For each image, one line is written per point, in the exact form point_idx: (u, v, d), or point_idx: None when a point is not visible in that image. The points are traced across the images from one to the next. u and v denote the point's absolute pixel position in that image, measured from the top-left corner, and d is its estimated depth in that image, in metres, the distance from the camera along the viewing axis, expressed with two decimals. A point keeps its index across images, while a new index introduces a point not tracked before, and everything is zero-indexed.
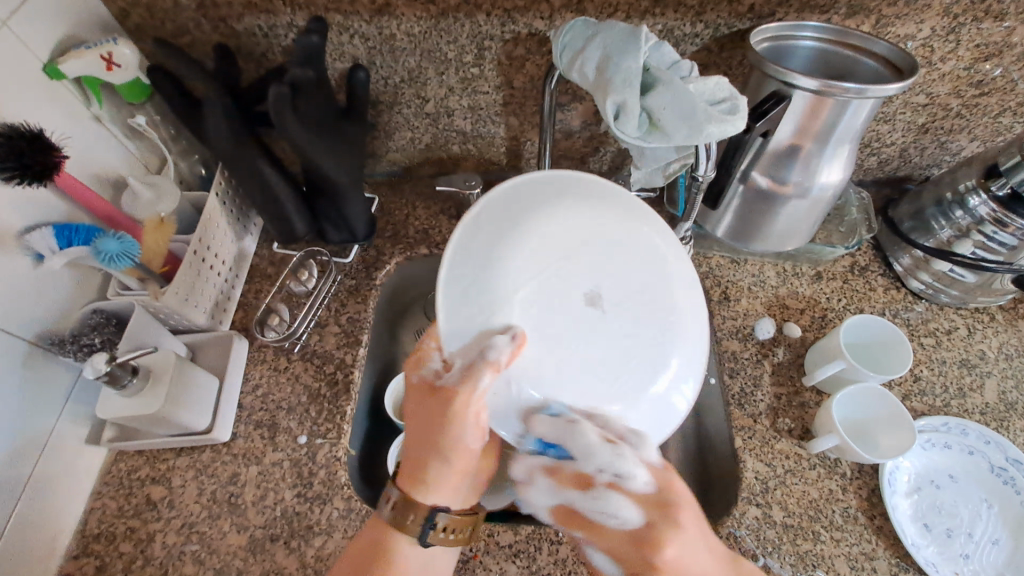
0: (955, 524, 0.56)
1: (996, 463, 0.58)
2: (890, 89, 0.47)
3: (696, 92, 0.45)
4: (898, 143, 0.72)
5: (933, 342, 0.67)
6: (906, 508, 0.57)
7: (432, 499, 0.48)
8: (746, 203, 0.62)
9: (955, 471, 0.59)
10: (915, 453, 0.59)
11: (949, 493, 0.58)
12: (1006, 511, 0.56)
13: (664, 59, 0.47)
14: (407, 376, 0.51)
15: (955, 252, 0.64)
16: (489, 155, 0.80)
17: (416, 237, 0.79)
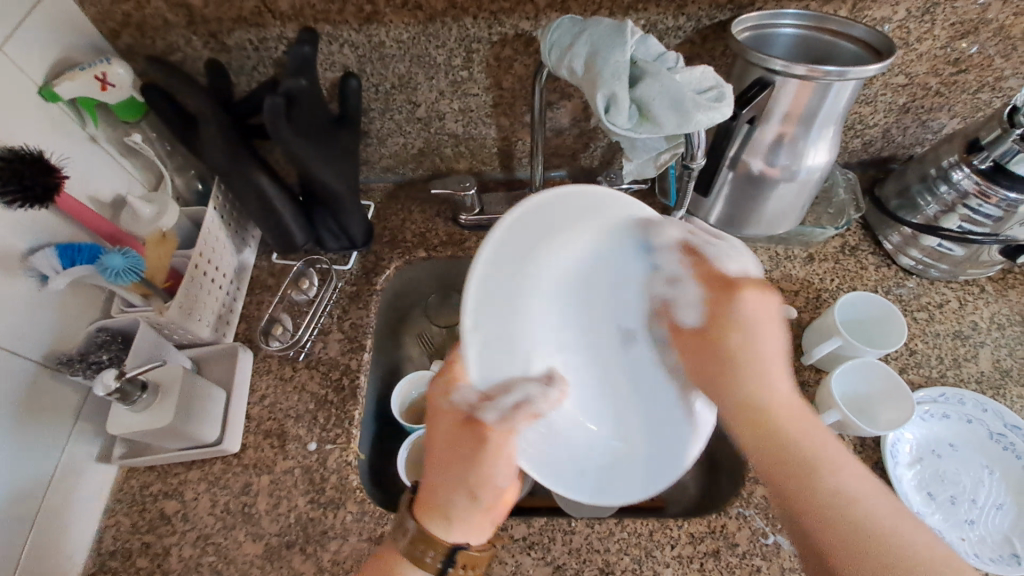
0: (958, 491, 0.58)
1: (994, 430, 0.60)
2: (869, 71, 0.49)
3: (687, 86, 0.46)
4: (880, 124, 0.74)
5: (926, 316, 0.68)
6: (910, 479, 0.58)
7: (452, 536, 0.47)
8: (735, 189, 0.64)
9: (956, 440, 0.60)
10: (914, 425, 0.61)
11: (949, 462, 0.59)
12: (1006, 476, 0.58)
13: (651, 51, 0.47)
14: (437, 398, 0.52)
15: (943, 227, 0.66)
16: (482, 156, 0.80)
17: (413, 241, 0.79)
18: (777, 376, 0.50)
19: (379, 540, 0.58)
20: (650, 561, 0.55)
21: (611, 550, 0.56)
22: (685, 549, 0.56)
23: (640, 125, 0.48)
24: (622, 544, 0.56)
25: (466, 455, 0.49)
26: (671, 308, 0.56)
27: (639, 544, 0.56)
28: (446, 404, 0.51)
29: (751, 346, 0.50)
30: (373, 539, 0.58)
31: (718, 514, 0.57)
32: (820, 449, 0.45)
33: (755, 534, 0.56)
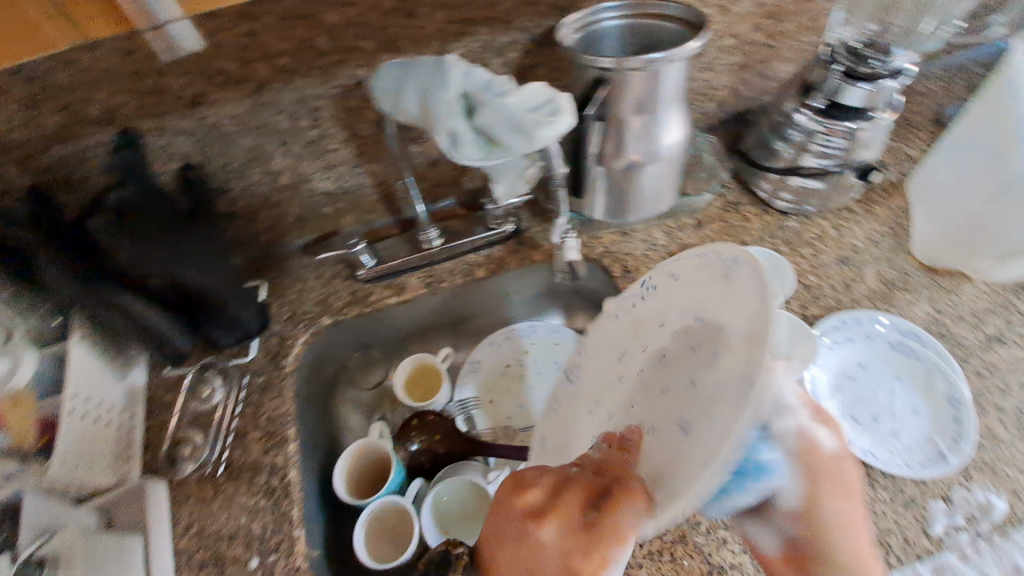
0: (878, 407, 0.62)
1: (894, 341, 0.64)
2: (690, 48, 0.51)
3: (521, 105, 0.45)
4: (725, 85, 0.78)
5: (812, 250, 0.72)
6: (833, 408, 0.62)
7: None
8: (610, 182, 0.64)
9: (864, 359, 0.64)
10: (825, 356, 0.65)
11: (864, 382, 0.63)
12: (915, 379, 0.62)
13: (478, 80, 0.46)
14: (513, 522, 0.41)
15: (802, 166, 0.71)
16: (364, 207, 0.78)
17: (315, 309, 0.75)
18: (849, 544, 0.40)
19: None
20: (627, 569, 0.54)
21: None
22: (655, 545, 0.55)
23: (492, 152, 0.47)
24: None
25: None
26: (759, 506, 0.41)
27: None
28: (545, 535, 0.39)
29: (844, 530, 0.40)
30: None
31: None
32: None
33: None
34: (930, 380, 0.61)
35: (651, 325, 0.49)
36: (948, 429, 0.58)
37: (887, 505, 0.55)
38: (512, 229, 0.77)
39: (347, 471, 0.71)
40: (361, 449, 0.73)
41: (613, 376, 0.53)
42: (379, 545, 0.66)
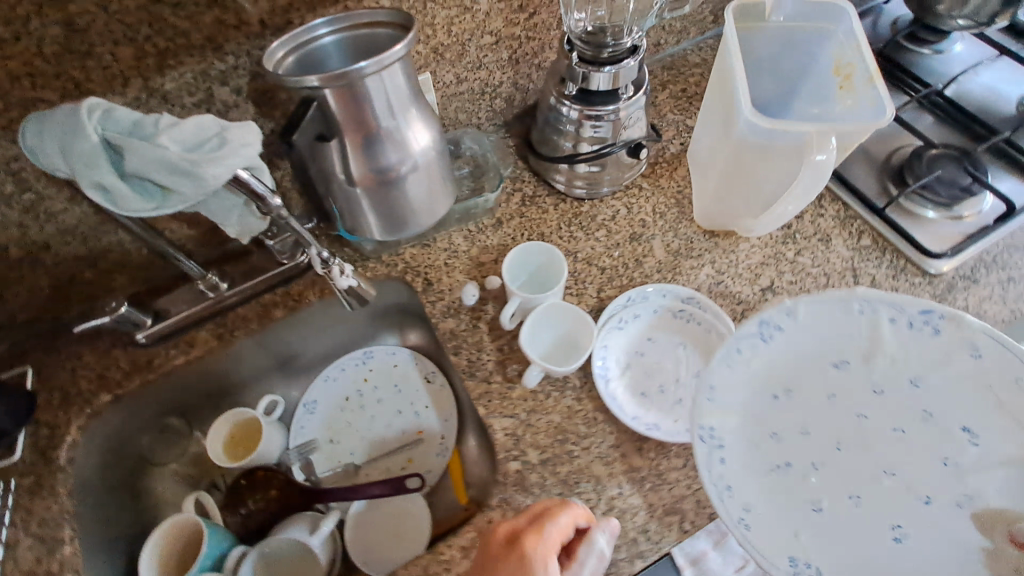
0: (665, 377, 0.64)
1: (676, 309, 0.67)
2: (394, 52, 0.50)
3: (181, 150, 0.40)
4: (505, 80, 0.76)
5: (606, 232, 0.73)
6: (623, 387, 0.63)
7: None
8: (374, 201, 0.60)
9: (653, 333, 0.67)
10: (616, 336, 0.66)
11: (652, 354, 0.65)
12: (696, 343, 0.66)
13: (124, 122, 0.39)
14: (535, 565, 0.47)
15: (580, 153, 0.71)
16: (135, 264, 0.70)
17: (91, 388, 0.67)
18: None
19: None
20: None
21: None
22: (459, 564, 0.55)
23: (168, 199, 0.42)
24: None
25: None
26: None
27: None
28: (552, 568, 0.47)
29: None
30: None
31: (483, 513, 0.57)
32: None
33: (518, 510, 0.57)
34: (709, 341, 0.65)
35: (897, 400, 0.51)
36: None
37: (684, 475, 0.58)
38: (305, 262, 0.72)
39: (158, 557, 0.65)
40: (174, 527, 0.67)
41: (813, 405, 0.52)
42: None
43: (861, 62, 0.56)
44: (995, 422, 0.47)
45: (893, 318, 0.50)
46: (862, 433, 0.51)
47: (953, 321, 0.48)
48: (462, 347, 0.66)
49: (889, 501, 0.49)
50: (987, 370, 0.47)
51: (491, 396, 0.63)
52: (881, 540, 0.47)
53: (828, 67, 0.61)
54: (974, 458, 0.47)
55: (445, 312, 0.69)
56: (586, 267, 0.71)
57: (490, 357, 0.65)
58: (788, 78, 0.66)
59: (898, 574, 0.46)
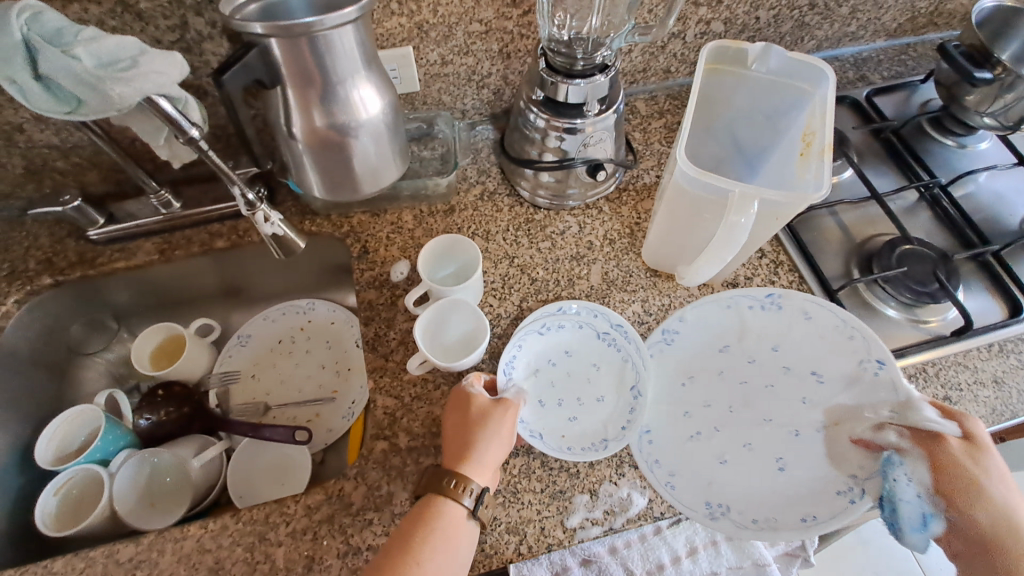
0: (567, 394, 0.62)
1: (602, 330, 0.65)
2: (347, 13, 0.51)
3: (96, 65, 0.42)
4: (494, 72, 0.77)
5: (549, 245, 0.72)
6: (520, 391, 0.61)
7: (478, 479, 0.53)
8: (316, 160, 0.62)
9: (571, 347, 0.64)
10: (532, 339, 0.64)
11: (563, 367, 0.63)
12: (610, 370, 0.63)
13: (47, 26, 0.42)
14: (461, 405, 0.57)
15: (542, 161, 0.71)
16: (105, 165, 0.74)
17: (37, 268, 0.71)
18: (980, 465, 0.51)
19: None
20: (263, 544, 0.54)
21: (223, 544, 0.54)
22: (300, 523, 0.55)
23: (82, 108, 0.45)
24: (235, 536, 0.54)
25: (480, 419, 0.55)
26: (946, 454, 0.52)
27: (253, 530, 0.55)
28: (476, 391, 0.57)
29: (951, 464, 0.51)
30: None
31: (337, 478, 0.57)
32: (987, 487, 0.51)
33: (370, 488, 0.56)
34: (623, 372, 0.62)
35: (768, 364, 0.63)
36: (620, 419, 0.59)
37: (536, 500, 0.56)
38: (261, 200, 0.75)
39: (56, 438, 0.70)
40: (76, 417, 0.71)
41: (713, 394, 0.62)
42: (62, 514, 0.66)
43: (821, 134, 0.57)
44: (834, 360, 0.61)
45: (751, 305, 0.65)
46: (747, 396, 0.62)
47: (787, 297, 0.64)
48: (373, 319, 0.67)
49: (772, 439, 0.59)
50: (817, 327, 0.62)
51: (384, 373, 0.64)
52: (769, 468, 0.57)
53: (796, 134, 0.63)
54: (824, 395, 0.60)
55: (368, 283, 0.70)
56: (518, 274, 0.70)
57: (396, 335, 0.66)
58: (756, 145, 0.69)
59: (781, 493, 0.56)
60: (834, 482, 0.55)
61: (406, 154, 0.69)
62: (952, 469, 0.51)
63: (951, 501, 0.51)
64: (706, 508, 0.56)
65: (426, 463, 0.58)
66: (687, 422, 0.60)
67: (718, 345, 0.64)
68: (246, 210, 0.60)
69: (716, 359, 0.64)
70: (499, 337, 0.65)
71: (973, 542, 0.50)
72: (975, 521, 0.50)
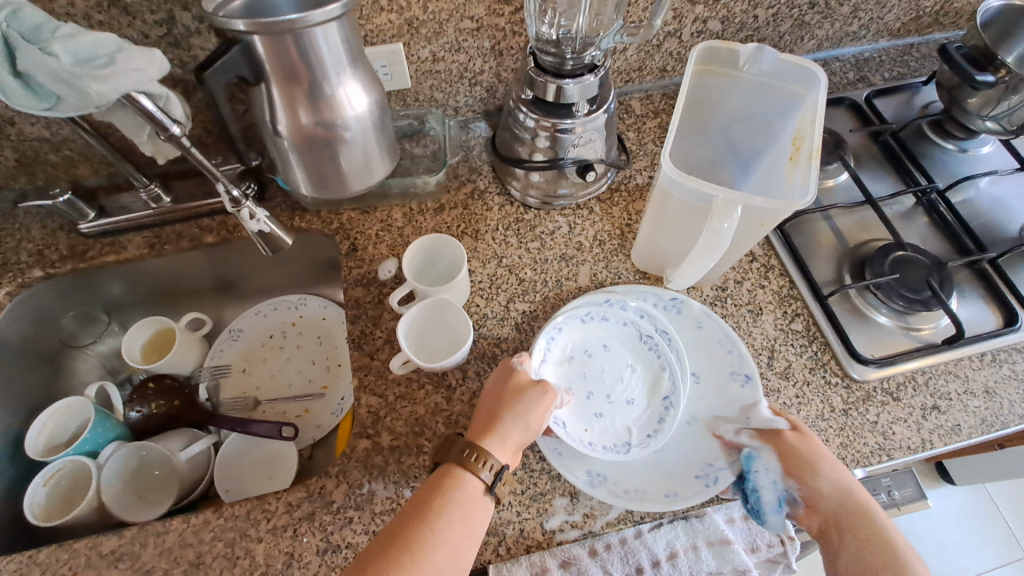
0: (597, 388, 0.61)
1: (645, 332, 0.63)
2: (330, 11, 0.51)
3: (74, 61, 0.42)
4: (486, 69, 0.76)
5: (539, 245, 0.72)
6: (552, 376, 0.61)
7: (500, 456, 0.52)
8: (303, 157, 0.62)
9: (609, 341, 0.64)
10: (575, 328, 0.64)
11: (598, 361, 0.63)
12: (647, 374, 0.62)
13: (26, 23, 0.42)
14: (500, 381, 0.57)
15: (532, 160, 0.70)
16: (97, 159, 0.74)
17: (28, 260, 0.72)
18: (820, 451, 0.55)
19: None
20: (244, 541, 0.54)
21: (204, 540, 0.54)
22: (280, 520, 0.55)
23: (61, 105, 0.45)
24: (216, 531, 0.55)
25: (514, 396, 0.55)
26: (784, 442, 0.56)
27: (234, 527, 0.55)
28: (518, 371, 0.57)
29: (794, 454, 0.55)
30: None
31: (318, 476, 0.57)
32: (833, 470, 0.55)
33: (351, 487, 0.56)
34: (658, 378, 0.61)
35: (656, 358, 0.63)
36: (648, 425, 0.59)
37: (517, 502, 0.56)
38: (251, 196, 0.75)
39: (44, 430, 0.70)
40: (64, 408, 0.71)
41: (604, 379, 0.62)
42: (50, 506, 0.66)
43: (810, 138, 0.56)
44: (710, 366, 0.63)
45: (654, 303, 0.66)
46: (633, 383, 0.62)
47: (687, 304, 0.65)
48: (360, 317, 0.67)
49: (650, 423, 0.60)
50: (705, 336, 0.64)
51: (369, 371, 0.63)
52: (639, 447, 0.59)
53: (789, 137, 0.62)
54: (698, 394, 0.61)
55: (356, 281, 0.70)
56: (506, 274, 0.70)
57: (382, 334, 0.66)
58: (751, 146, 0.68)
59: (646, 471, 0.58)
60: (693, 467, 0.57)
61: (397, 152, 0.69)
62: (791, 457, 0.55)
63: (798, 484, 0.55)
64: (586, 475, 0.56)
65: (408, 462, 0.58)
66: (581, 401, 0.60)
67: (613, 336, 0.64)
68: (232, 206, 0.60)
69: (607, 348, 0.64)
70: (485, 338, 0.65)
71: (829, 518, 0.54)
72: (821, 502, 0.54)
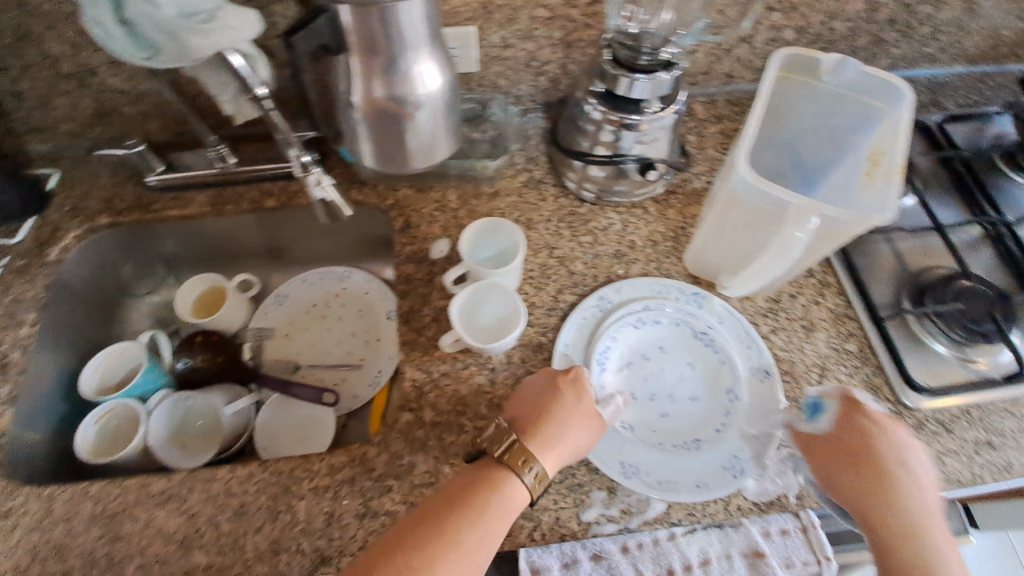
0: (659, 386, 0.62)
1: (700, 329, 0.64)
2: None
3: (176, 14, 0.43)
4: (553, 60, 0.76)
5: (592, 240, 0.72)
6: (615, 379, 0.62)
7: (543, 472, 0.51)
8: (371, 129, 0.62)
9: (666, 341, 0.64)
10: (631, 327, 0.64)
11: (656, 361, 0.63)
12: (705, 370, 0.62)
13: None
14: (565, 392, 0.55)
15: (593, 153, 0.70)
16: (170, 116, 0.76)
17: (97, 208, 0.75)
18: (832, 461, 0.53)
19: (6, 515, 0.56)
20: (284, 497, 0.56)
21: (247, 491, 0.56)
22: (320, 481, 0.56)
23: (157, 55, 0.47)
24: (259, 485, 0.56)
25: (576, 414, 0.54)
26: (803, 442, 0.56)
27: (276, 482, 0.56)
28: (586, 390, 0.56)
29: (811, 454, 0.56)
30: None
31: (360, 443, 0.58)
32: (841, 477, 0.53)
33: (392, 457, 0.57)
34: (718, 373, 0.62)
35: (692, 352, 0.64)
36: (712, 420, 0.59)
37: (554, 490, 0.56)
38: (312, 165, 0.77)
39: (96, 372, 0.73)
40: (118, 352, 0.74)
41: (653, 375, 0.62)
42: (100, 445, 0.68)
43: (893, 153, 0.55)
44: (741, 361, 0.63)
45: (677, 297, 0.67)
46: (673, 376, 0.62)
47: (707, 300, 0.66)
48: (410, 293, 0.68)
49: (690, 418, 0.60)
50: (728, 331, 0.64)
51: (415, 347, 0.64)
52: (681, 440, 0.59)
53: (864, 153, 0.61)
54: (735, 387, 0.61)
55: (408, 257, 0.71)
56: (557, 265, 0.70)
57: (430, 312, 0.67)
58: (822, 159, 0.67)
59: (681, 461, 0.57)
60: (723, 456, 0.57)
61: (461, 134, 0.69)
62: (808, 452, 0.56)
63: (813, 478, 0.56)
64: (620, 466, 0.57)
65: (449, 439, 0.58)
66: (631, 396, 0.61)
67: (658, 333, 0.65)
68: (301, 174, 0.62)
69: (652, 345, 0.64)
70: (531, 325, 0.66)
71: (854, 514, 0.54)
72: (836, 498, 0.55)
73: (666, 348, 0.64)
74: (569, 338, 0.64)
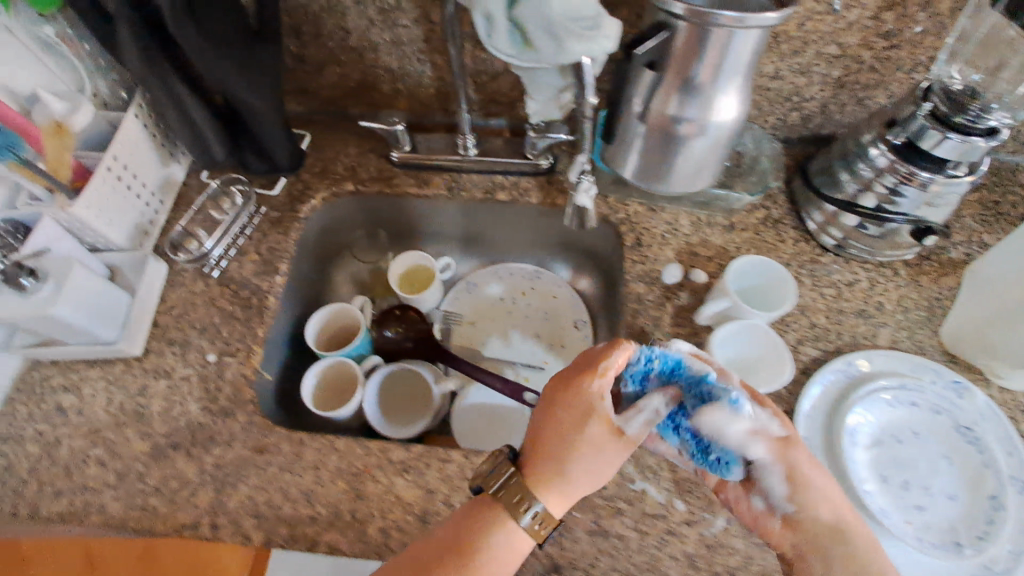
0: (911, 475, 0.57)
1: (961, 424, 0.59)
2: (767, 19, 0.48)
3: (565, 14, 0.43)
4: (817, 98, 0.73)
5: (834, 293, 0.68)
6: (864, 458, 0.57)
7: (556, 506, 0.46)
8: (648, 143, 0.62)
9: (920, 428, 0.59)
10: (884, 405, 0.60)
11: (910, 447, 0.58)
12: (966, 469, 0.56)
13: None
14: (574, 399, 0.47)
15: (859, 203, 0.66)
16: (422, 97, 0.79)
17: (344, 173, 0.79)
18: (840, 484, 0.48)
19: (262, 450, 0.59)
20: None
21: None
22: None
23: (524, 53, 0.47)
24: None
25: (570, 437, 0.46)
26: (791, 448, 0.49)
27: None
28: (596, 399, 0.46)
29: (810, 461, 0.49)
30: (256, 449, 0.59)
31: None
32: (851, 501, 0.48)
33: (623, 479, 0.57)
34: (981, 476, 0.56)
35: (953, 445, 0.58)
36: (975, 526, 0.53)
37: None
38: (547, 166, 0.78)
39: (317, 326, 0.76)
40: (336, 310, 0.76)
41: (904, 460, 0.57)
42: (320, 399, 0.72)
43: None
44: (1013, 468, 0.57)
45: (933, 381, 0.62)
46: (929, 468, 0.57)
47: (969, 393, 0.60)
48: (641, 313, 0.67)
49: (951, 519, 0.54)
50: (995, 433, 0.58)
51: None
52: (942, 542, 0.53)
53: None
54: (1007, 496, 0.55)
55: (639, 276, 0.70)
56: (796, 313, 0.67)
57: (661, 337, 0.66)
58: None
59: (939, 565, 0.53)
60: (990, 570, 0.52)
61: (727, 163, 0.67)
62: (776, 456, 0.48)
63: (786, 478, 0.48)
64: None
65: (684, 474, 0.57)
66: (879, 479, 0.56)
67: (910, 415, 0.59)
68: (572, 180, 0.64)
69: (903, 427, 0.59)
70: None
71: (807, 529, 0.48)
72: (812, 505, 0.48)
73: (920, 434, 0.59)
74: (814, 398, 0.61)
